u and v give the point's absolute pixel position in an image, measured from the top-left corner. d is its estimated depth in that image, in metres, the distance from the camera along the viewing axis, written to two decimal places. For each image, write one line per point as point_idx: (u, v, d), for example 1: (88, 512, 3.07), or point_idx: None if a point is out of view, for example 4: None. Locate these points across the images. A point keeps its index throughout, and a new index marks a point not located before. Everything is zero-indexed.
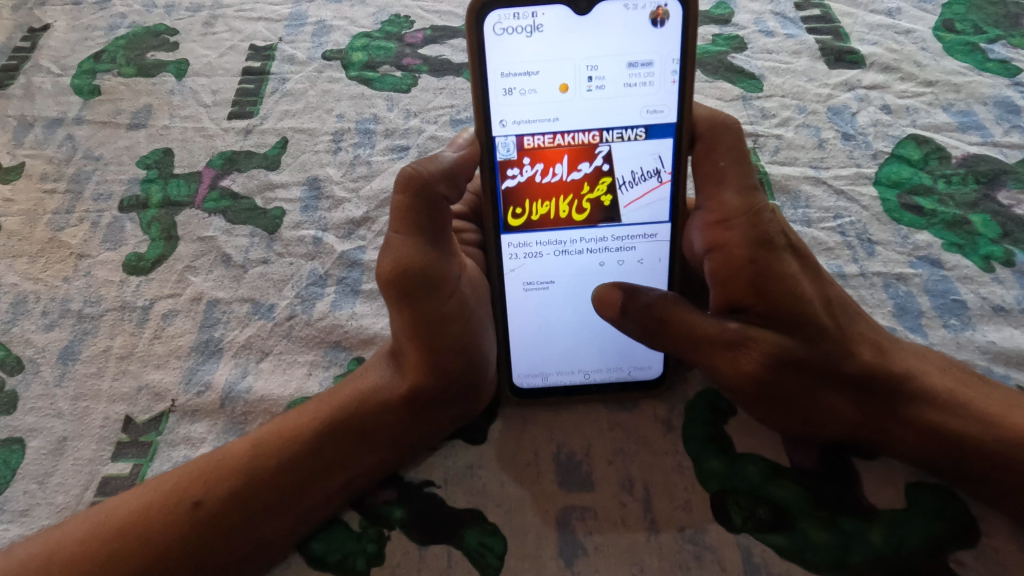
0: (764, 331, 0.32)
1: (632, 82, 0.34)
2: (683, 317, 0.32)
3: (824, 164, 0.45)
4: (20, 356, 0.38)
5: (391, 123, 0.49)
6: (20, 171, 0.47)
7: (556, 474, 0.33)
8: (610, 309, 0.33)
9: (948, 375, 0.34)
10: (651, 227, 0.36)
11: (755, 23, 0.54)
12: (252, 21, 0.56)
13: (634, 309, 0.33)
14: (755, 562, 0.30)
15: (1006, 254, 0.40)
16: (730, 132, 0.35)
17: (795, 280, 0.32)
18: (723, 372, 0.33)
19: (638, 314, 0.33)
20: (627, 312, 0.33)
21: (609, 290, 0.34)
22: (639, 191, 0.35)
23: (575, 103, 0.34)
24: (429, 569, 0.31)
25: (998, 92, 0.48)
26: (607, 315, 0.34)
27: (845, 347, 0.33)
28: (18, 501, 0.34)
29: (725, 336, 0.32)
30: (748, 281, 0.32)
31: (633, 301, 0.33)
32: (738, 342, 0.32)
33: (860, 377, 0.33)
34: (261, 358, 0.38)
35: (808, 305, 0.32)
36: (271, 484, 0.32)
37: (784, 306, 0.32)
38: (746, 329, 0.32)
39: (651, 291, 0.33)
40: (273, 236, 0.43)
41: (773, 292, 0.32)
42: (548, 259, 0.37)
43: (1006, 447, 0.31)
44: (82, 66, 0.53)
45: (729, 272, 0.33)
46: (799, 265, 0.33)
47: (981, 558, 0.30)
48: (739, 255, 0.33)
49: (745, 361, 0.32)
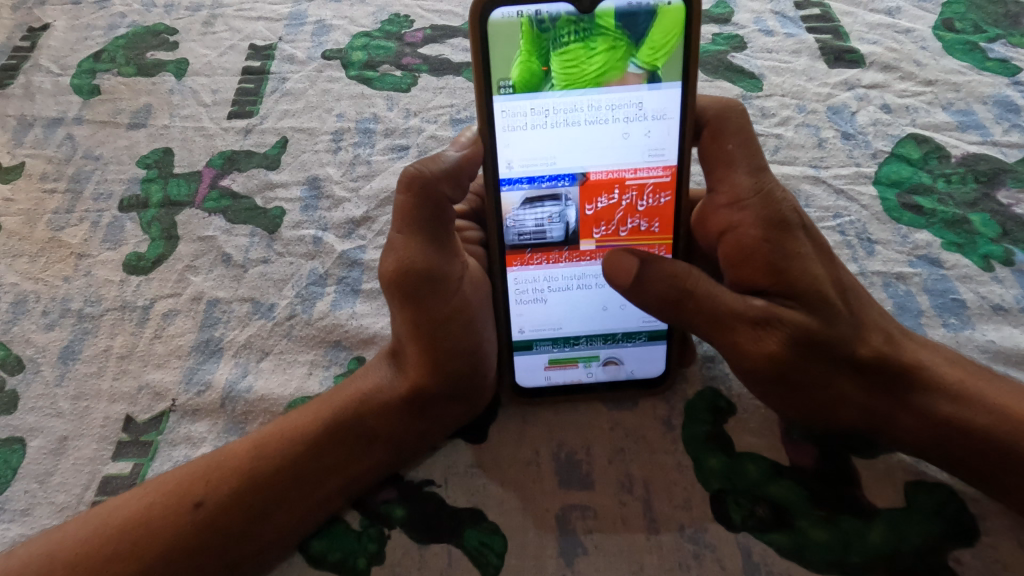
0: (789, 313, 0.31)
1: (635, 67, 0.33)
2: (704, 291, 0.31)
3: (823, 164, 0.45)
4: (20, 356, 0.39)
5: (391, 123, 0.49)
6: (20, 171, 0.47)
7: (556, 473, 0.34)
8: (624, 279, 0.32)
9: (960, 365, 0.33)
10: (658, 144, 0.34)
11: (754, 22, 0.54)
12: (251, 20, 0.56)
13: (653, 281, 0.31)
14: (755, 561, 0.30)
15: (1005, 253, 0.40)
16: (735, 115, 0.35)
17: (809, 260, 0.32)
18: (745, 352, 0.31)
19: (659, 285, 0.31)
20: (644, 282, 0.31)
21: (622, 257, 0.32)
22: (644, 103, 0.33)
23: (575, 68, 0.33)
24: (429, 568, 0.31)
25: (998, 92, 0.48)
26: (618, 284, 0.32)
27: (857, 331, 0.32)
28: (18, 501, 0.34)
29: (750, 315, 0.31)
30: (762, 260, 0.32)
31: (654, 272, 0.31)
32: (765, 320, 0.31)
33: (870, 363, 0.32)
34: (261, 357, 0.38)
35: (823, 286, 0.32)
36: (272, 486, 0.32)
37: (802, 285, 0.32)
38: (773, 308, 0.31)
39: (672, 262, 0.32)
40: (273, 235, 0.43)
41: (788, 272, 0.32)
42: (545, 174, 0.35)
43: (1017, 437, 0.31)
44: (82, 65, 0.53)
45: (743, 255, 0.33)
46: (812, 246, 0.33)
47: (980, 556, 0.30)
48: (752, 236, 0.33)
49: (768, 338, 0.31)
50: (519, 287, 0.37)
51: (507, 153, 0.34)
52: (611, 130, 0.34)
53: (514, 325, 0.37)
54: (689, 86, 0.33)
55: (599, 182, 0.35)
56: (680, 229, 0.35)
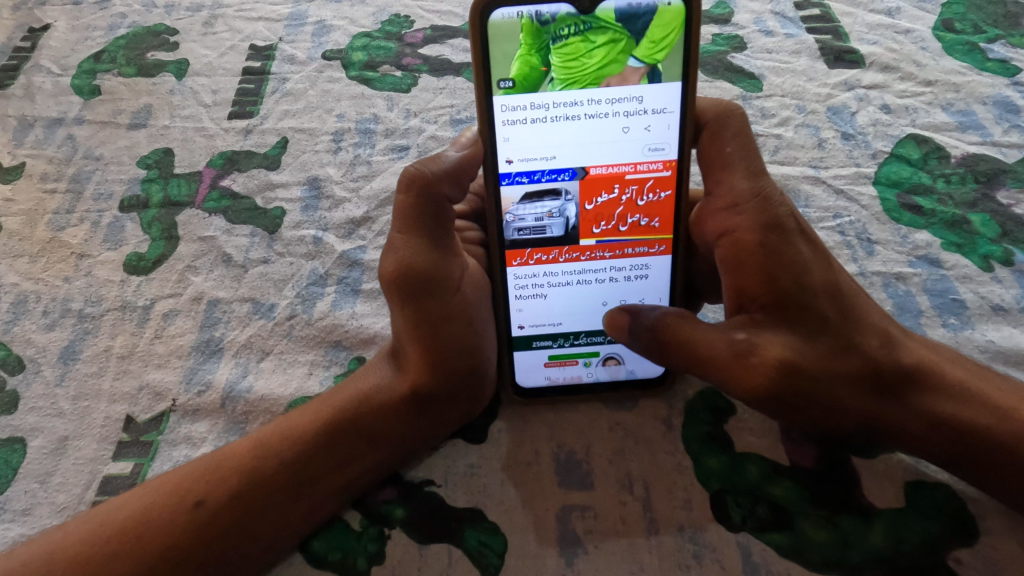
0: (772, 339, 0.32)
1: (635, 67, 0.33)
2: (686, 332, 0.33)
3: (823, 164, 0.45)
4: (20, 356, 0.39)
5: (391, 123, 0.49)
6: (20, 171, 0.47)
7: (556, 474, 0.34)
8: (619, 333, 0.35)
9: (958, 366, 0.33)
10: (658, 141, 0.34)
11: (754, 22, 0.54)
12: (252, 21, 0.56)
13: (639, 330, 0.34)
14: (755, 561, 0.30)
15: (1005, 253, 0.40)
16: (734, 117, 0.35)
17: (806, 266, 0.32)
18: (734, 381, 0.32)
19: (644, 336, 0.34)
20: (632, 333, 0.35)
21: (616, 315, 0.35)
22: (644, 99, 0.33)
23: (575, 68, 0.33)
24: (429, 568, 0.31)
25: (998, 92, 0.48)
26: (620, 339, 0.35)
27: (854, 337, 0.32)
28: (18, 501, 0.34)
29: (732, 348, 0.32)
30: (759, 266, 0.32)
31: (636, 325, 0.34)
32: (747, 351, 0.32)
33: (870, 371, 0.32)
34: (261, 357, 0.38)
35: (817, 294, 0.32)
36: (271, 487, 0.32)
37: (794, 298, 0.32)
38: (754, 337, 0.32)
39: (656, 311, 0.34)
40: (273, 236, 0.43)
41: (785, 278, 0.32)
42: (544, 168, 0.35)
43: (1016, 438, 0.31)
44: (82, 66, 0.53)
45: (740, 260, 0.33)
46: (808, 251, 0.33)
47: (980, 556, 0.30)
48: (749, 241, 0.33)
49: (755, 369, 0.31)
50: (518, 282, 0.37)
51: (506, 147, 0.34)
52: (611, 125, 0.34)
53: (513, 321, 0.38)
54: (689, 86, 0.33)
55: (599, 178, 0.35)
56: (679, 230, 0.36)
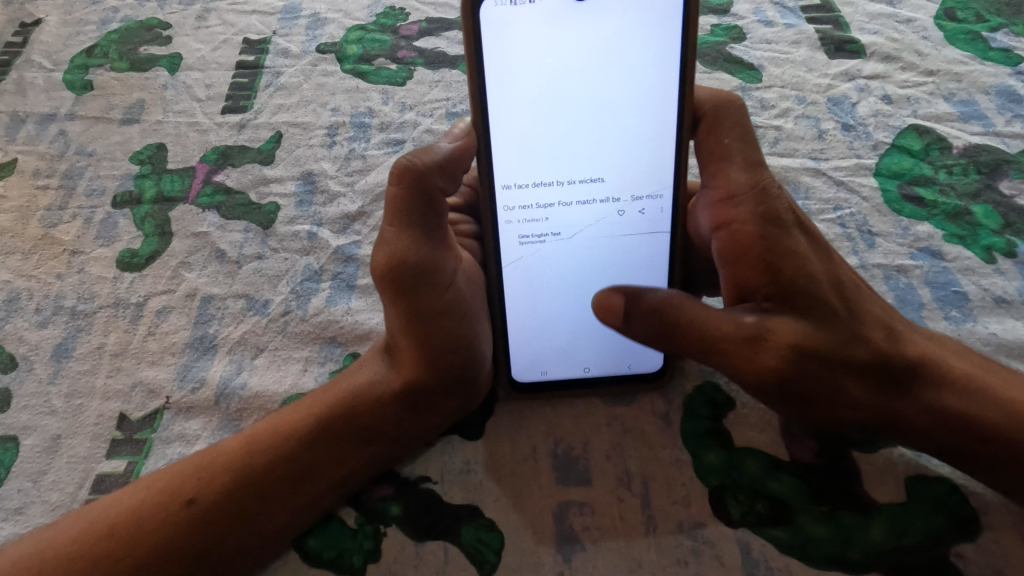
0: (783, 322, 0.30)
1: None
2: (694, 318, 0.31)
3: (823, 155, 0.45)
4: (12, 354, 0.38)
5: (386, 117, 0.48)
6: (12, 167, 0.47)
7: (553, 470, 0.33)
8: (614, 317, 0.32)
9: (965, 358, 0.33)
10: None
11: (753, 12, 0.54)
12: (245, 13, 0.55)
13: (639, 314, 0.31)
14: (754, 557, 0.30)
15: (1007, 245, 0.40)
16: (732, 109, 0.34)
17: (805, 258, 0.32)
18: (743, 366, 0.30)
19: (648, 319, 0.31)
20: (632, 318, 0.32)
21: (610, 295, 0.32)
22: None
23: None
24: (425, 566, 0.30)
25: (1000, 81, 0.47)
26: (612, 323, 0.33)
27: (856, 329, 0.31)
28: (11, 499, 0.33)
29: (741, 332, 0.30)
30: (758, 257, 0.32)
31: (638, 306, 0.32)
32: (758, 336, 0.30)
33: (875, 362, 0.31)
34: (255, 354, 0.38)
35: (821, 284, 0.31)
36: (264, 485, 0.31)
37: (798, 288, 0.31)
38: (764, 320, 0.30)
39: (655, 293, 0.32)
40: (267, 231, 0.43)
41: (785, 269, 0.31)
42: None
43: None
44: (75, 61, 0.52)
45: (737, 250, 0.33)
46: (808, 243, 0.32)
47: (981, 552, 0.29)
48: (749, 231, 0.32)
49: (765, 353, 0.30)
50: None
51: None
52: None
53: None
54: (688, 75, 0.32)
55: None
56: (677, 223, 0.35)
